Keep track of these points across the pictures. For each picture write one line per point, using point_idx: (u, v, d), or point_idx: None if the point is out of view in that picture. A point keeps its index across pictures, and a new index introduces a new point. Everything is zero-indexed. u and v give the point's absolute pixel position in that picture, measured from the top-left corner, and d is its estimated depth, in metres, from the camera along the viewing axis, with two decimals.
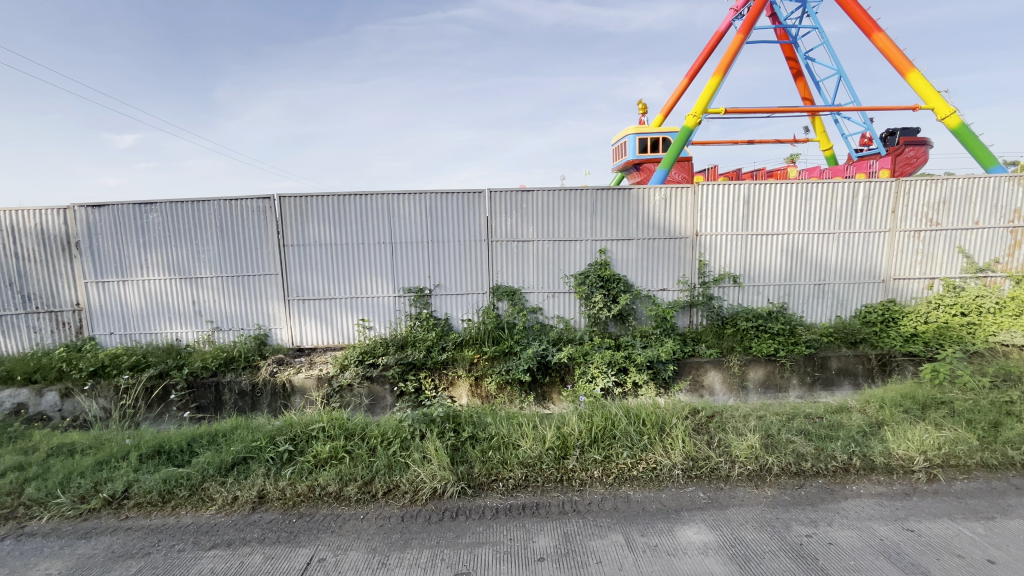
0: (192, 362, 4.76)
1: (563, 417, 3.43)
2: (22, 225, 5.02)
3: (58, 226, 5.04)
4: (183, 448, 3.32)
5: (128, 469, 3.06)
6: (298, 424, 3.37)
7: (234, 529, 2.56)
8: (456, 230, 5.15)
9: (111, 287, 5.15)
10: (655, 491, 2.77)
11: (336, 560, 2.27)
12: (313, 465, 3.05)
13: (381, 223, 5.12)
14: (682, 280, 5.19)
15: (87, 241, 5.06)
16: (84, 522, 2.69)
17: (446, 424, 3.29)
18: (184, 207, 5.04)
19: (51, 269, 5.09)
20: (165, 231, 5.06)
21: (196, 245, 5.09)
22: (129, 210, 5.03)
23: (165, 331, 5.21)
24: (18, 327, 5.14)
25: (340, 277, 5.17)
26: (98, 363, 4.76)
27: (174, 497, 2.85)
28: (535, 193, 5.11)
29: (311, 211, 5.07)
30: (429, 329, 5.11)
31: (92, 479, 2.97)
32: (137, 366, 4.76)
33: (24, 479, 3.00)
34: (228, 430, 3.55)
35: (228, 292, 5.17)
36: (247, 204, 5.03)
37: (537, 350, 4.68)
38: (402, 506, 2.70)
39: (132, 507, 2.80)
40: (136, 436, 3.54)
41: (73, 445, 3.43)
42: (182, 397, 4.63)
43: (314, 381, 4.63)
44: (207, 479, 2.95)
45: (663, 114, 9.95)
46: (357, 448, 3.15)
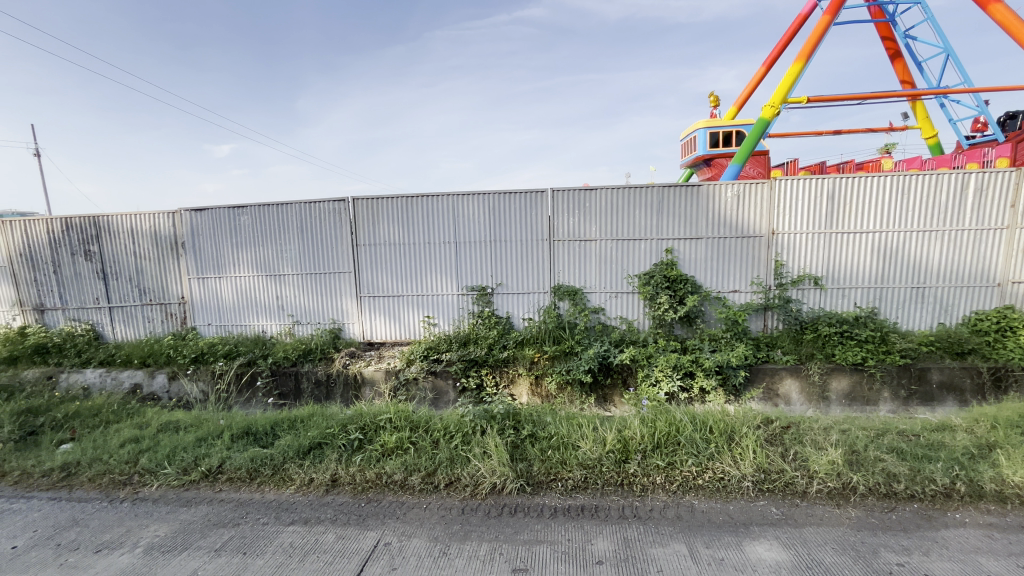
0: (276, 353, 5.20)
1: (624, 420, 3.36)
2: (140, 227, 5.72)
3: (167, 228, 5.68)
4: (268, 430, 3.63)
5: (221, 447, 3.39)
6: (368, 415, 3.57)
7: (311, 508, 2.76)
8: (518, 230, 5.19)
9: (209, 283, 5.72)
10: (722, 502, 2.64)
11: (401, 545, 2.37)
12: (380, 453, 3.21)
13: (446, 223, 5.28)
14: (756, 281, 4.89)
15: (191, 241, 5.66)
16: (185, 491, 3.02)
17: (506, 421, 3.35)
18: (270, 210, 5.49)
19: (162, 266, 5.77)
20: (254, 232, 5.54)
21: (281, 244, 5.53)
22: (224, 213, 5.56)
23: (253, 324, 5.71)
24: (136, 316, 5.89)
25: (408, 275, 5.40)
26: (199, 351, 5.31)
27: (259, 476, 3.12)
28: (598, 191, 5.04)
29: (381, 212, 5.33)
30: (490, 327, 5.21)
31: (192, 454, 3.33)
32: (229, 354, 5.27)
33: (138, 450, 3.42)
34: (306, 416, 3.82)
35: (307, 288, 5.56)
36: (325, 206, 5.38)
37: (599, 350, 4.60)
38: (463, 498, 2.78)
39: (225, 481, 3.11)
40: (228, 418, 3.91)
41: (177, 422, 3.86)
42: (267, 383, 5.05)
43: (382, 374, 4.88)
44: (288, 460, 3.20)
45: (737, 106, 9.40)
46: (421, 439, 3.28)
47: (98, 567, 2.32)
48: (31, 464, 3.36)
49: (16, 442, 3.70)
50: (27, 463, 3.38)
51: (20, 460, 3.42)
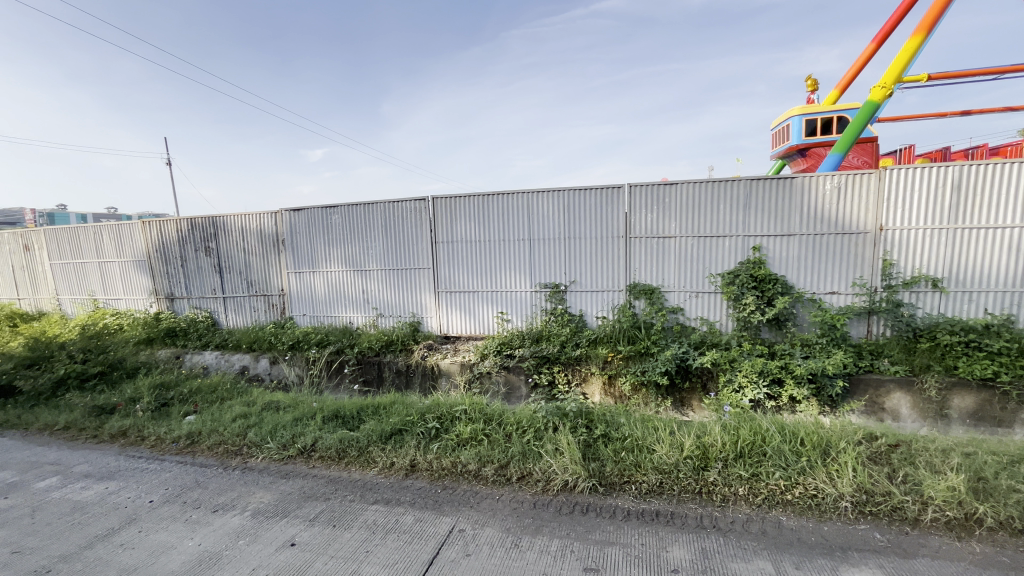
0: (361, 343, 5.57)
1: (704, 426, 3.20)
2: (248, 226, 6.39)
3: (271, 227, 6.29)
4: (355, 414, 3.91)
5: (314, 427, 3.70)
6: (444, 405, 3.72)
7: (392, 490, 2.93)
8: (593, 227, 5.12)
9: (305, 276, 6.25)
10: (815, 521, 2.43)
11: (475, 533, 2.45)
12: (456, 443, 3.33)
13: (521, 220, 5.34)
14: (859, 283, 4.42)
15: (290, 239, 6.22)
16: (285, 464, 3.35)
17: (578, 420, 3.34)
18: (358, 210, 5.88)
19: (266, 261, 6.40)
20: (344, 230, 5.97)
21: (367, 242, 5.90)
22: (319, 212, 6.04)
23: (342, 315, 6.16)
24: (245, 306, 6.59)
25: (484, 272, 5.53)
26: (296, 339, 5.84)
27: (347, 456, 3.37)
28: (678, 186, 4.83)
29: (459, 210, 5.50)
30: (563, 325, 5.19)
31: (290, 432, 3.67)
32: (321, 342, 5.74)
33: (246, 426, 3.84)
34: (388, 403, 4.07)
35: (390, 283, 5.89)
36: (407, 205, 5.67)
37: (676, 352, 4.42)
38: (534, 493, 2.81)
39: (317, 458, 3.40)
40: (320, 400, 4.27)
41: (278, 402, 4.28)
42: (353, 371, 5.43)
43: (457, 367, 5.05)
44: (372, 443, 3.43)
45: (839, 89, 8.53)
46: (494, 432, 3.37)
47: (215, 525, 2.64)
48: (164, 431, 3.90)
49: (151, 411, 4.30)
50: (160, 430, 3.93)
51: (155, 427, 3.97)
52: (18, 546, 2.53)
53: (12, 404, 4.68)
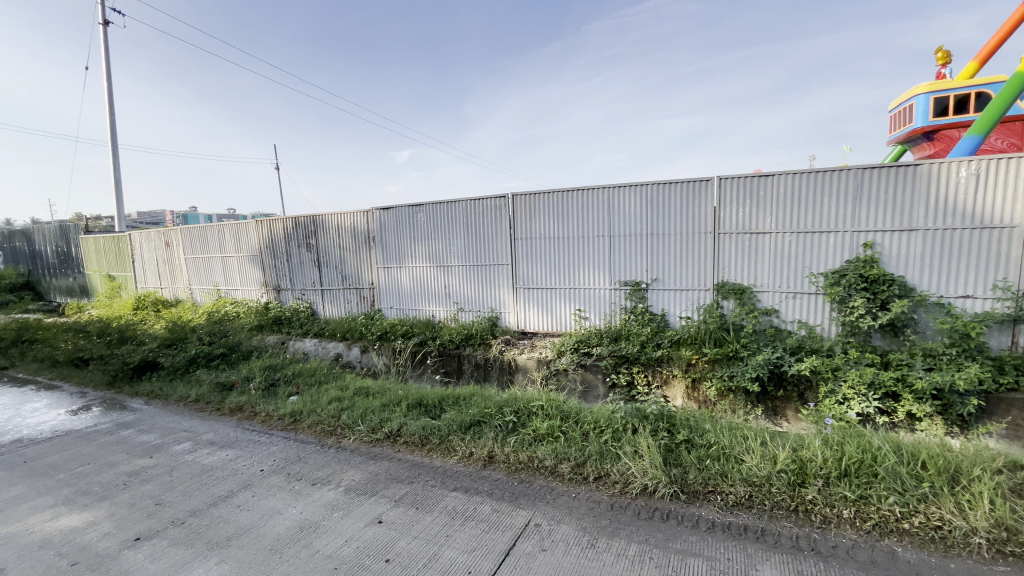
0: (443, 336, 5.81)
1: (801, 438, 2.94)
2: (344, 224, 6.91)
3: (363, 225, 6.76)
4: (437, 404, 4.09)
5: (400, 413, 3.93)
6: (521, 401, 3.78)
7: (471, 479, 3.03)
8: (677, 223, 4.90)
9: (392, 271, 6.64)
10: (938, 556, 2.13)
11: (550, 529, 2.46)
12: (532, 438, 3.36)
13: (601, 216, 5.24)
14: (1001, 285, 3.79)
15: (379, 236, 6.63)
16: (374, 447, 3.59)
17: (659, 423, 3.22)
18: (441, 208, 6.12)
19: (359, 256, 6.89)
20: (428, 228, 6.25)
21: (449, 239, 6.13)
22: (406, 211, 6.38)
23: (425, 309, 6.46)
24: (340, 298, 7.15)
25: (562, 269, 5.50)
26: (384, 330, 6.22)
27: (429, 443, 3.53)
28: (775, 177, 4.46)
29: (538, 207, 5.52)
30: (644, 324, 5.03)
31: (378, 417, 3.92)
32: (406, 334, 6.06)
33: (340, 408, 4.17)
34: (468, 395, 4.20)
35: (470, 279, 6.07)
36: (487, 203, 5.79)
37: (769, 357, 4.09)
38: (612, 494, 2.75)
39: (402, 442, 3.60)
40: (405, 389, 4.52)
41: (368, 389, 4.60)
42: (435, 362, 5.68)
43: (534, 362, 5.08)
44: (452, 432, 3.56)
45: (979, 61, 7.36)
46: (571, 430, 3.36)
47: (314, 496, 2.90)
48: (271, 409, 4.35)
49: (262, 390, 4.82)
50: (268, 407, 4.39)
51: (264, 405, 4.45)
52: (159, 499, 2.96)
53: (156, 377, 5.47)
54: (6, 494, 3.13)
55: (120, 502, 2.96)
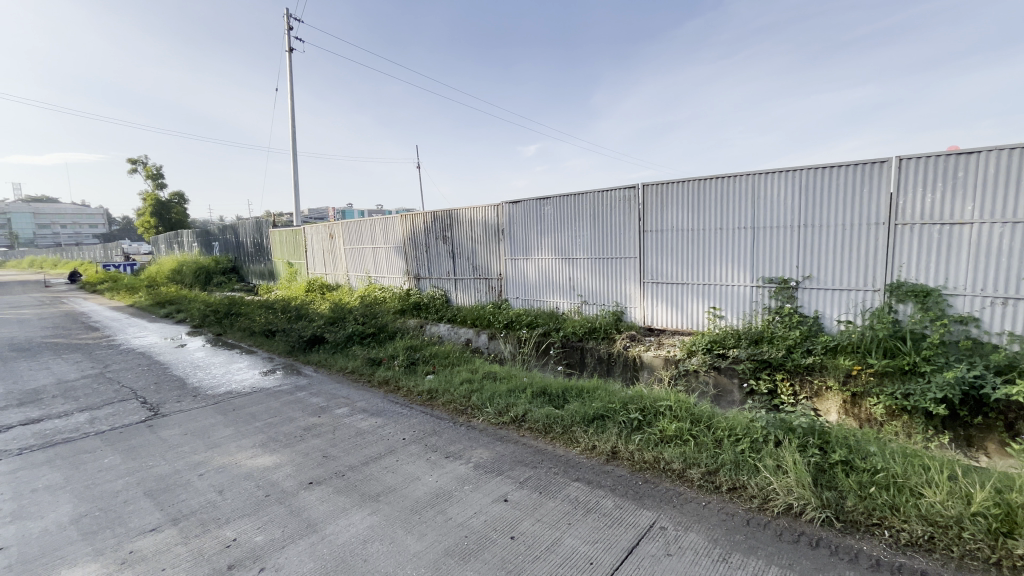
0: (566, 328, 5.85)
1: (1009, 478, 2.37)
2: (476, 218, 7.34)
3: (493, 218, 7.10)
4: (560, 394, 4.17)
5: (525, 400, 4.09)
6: (648, 399, 3.67)
7: (593, 472, 3.03)
8: (838, 212, 4.26)
9: (519, 263, 6.87)
10: None
11: (677, 534, 2.35)
12: (659, 439, 3.23)
13: (743, 206, 4.79)
14: None
15: (508, 229, 6.91)
16: (500, 429, 3.79)
17: (808, 438, 2.87)
18: (569, 200, 6.15)
19: (489, 248, 7.26)
20: (555, 220, 6.33)
21: (576, 231, 6.13)
22: (533, 204, 6.55)
23: (550, 300, 6.57)
24: (471, 287, 7.63)
25: (696, 264, 5.16)
26: (510, 319, 6.48)
27: (553, 431, 3.61)
28: (980, 155, 3.62)
29: (671, 197, 5.24)
30: (791, 327, 4.48)
31: (505, 401, 4.12)
32: (531, 324, 6.24)
33: (470, 390, 4.47)
34: (591, 388, 4.20)
35: (596, 271, 6.01)
36: (616, 194, 5.67)
37: (963, 374, 3.34)
38: (748, 509, 2.53)
39: (527, 428, 3.74)
40: (529, 377, 4.69)
41: (495, 374, 4.86)
42: (557, 353, 5.75)
43: (661, 361, 4.86)
44: (575, 424, 3.59)
45: None
46: (702, 435, 3.16)
47: (447, 468, 3.17)
48: (411, 384, 4.84)
49: (404, 367, 5.39)
50: (409, 383, 4.89)
51: (406, 380, 4.97)
52: (326, 452, 3.50)
53: (322, 349, 6.44)
54: (222, 433, 3.98)
55: (298, 451, 3.56)
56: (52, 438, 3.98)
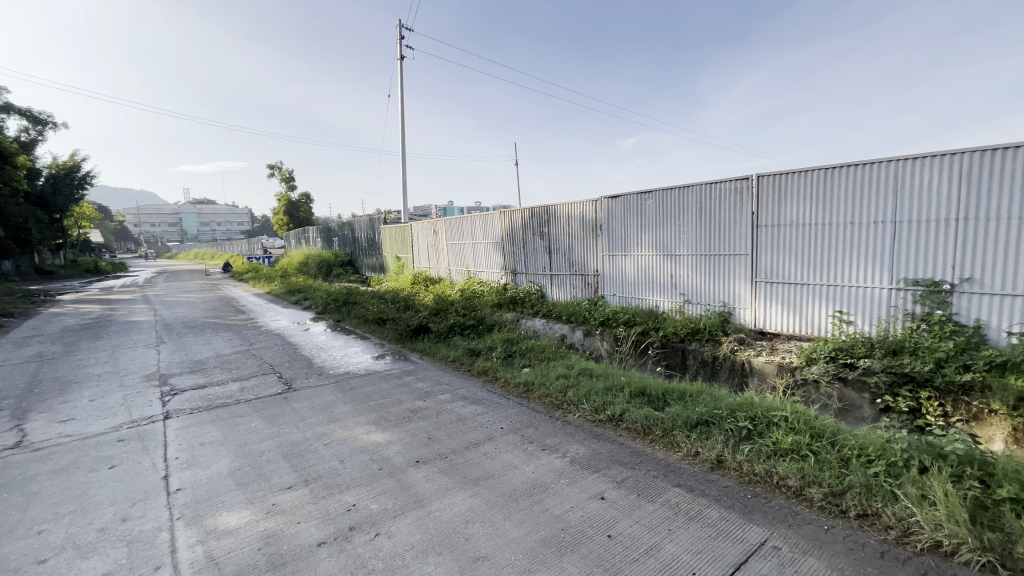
0: (666, 328, 5.62)
1: None
2: (574, 213, 7.33)
3: (592, 213, 7.03)
4: (660, 395, 4.03)
5: (622, 399, 4.01)
6: (759, 408, 3.40)
7: (696, 479, 2.89)
8: (1010, 202, 3.57)
9: (617, 259, 6.72)
10: None
11: (794, 557, 2.16)
12: (771, 451, 2.98)
13: (882, 197, 4.20)
14: None
15: (607, 224, 6.80)
16: (597, 426, 3.76)
17: (964, 468, 2.46)
18: (673, 194, 5.87)
19: (586, 244, 7.21)
20: (657, 215, 6.09)
21: (679, 226, 5.85)
22: (634, 199, 6.36)
23: (649, 298, 6.34)
24: (567, 282, 7.63)
25: (820, 262, 4.64)
26: (607, 316, 6.37)
27: (651, 433, 3.50)
28: None
29: (791, 188, 4.76)
30: (942, 337, 3.83)
31: (601, 399, 4.08)
32: (628, 322, 6.08)
33: (566, 385, 4.49)
34: (694, 391, 4.01)
35: (701, 269, 5.68)
36: (726, 186, 5.30)
37: None
38: (882, 540, 2.23)
39: (624, 427, 3.67)
40: (627, 375, 4.59)
41: (591, 370, 4.83)
42: (656, 353, 5.54)
43: (774, 367, 4.46)
44: (676, 427, 3.45)
45: None
46: (824, 452, 2.87)
47: (544, 460, 3.22)
48: (509, 376, 4.99)
49: (502, 359, 5.56)
50: (507, 375, 5.04)
51: (504, 372, 5.13)
52: (430, 434, 3.74)
53: (426, 338, 6.87)
54: (342, 409, 4.44)
55: (406, 430, 3.86)
56: (213, 402, 4.74)
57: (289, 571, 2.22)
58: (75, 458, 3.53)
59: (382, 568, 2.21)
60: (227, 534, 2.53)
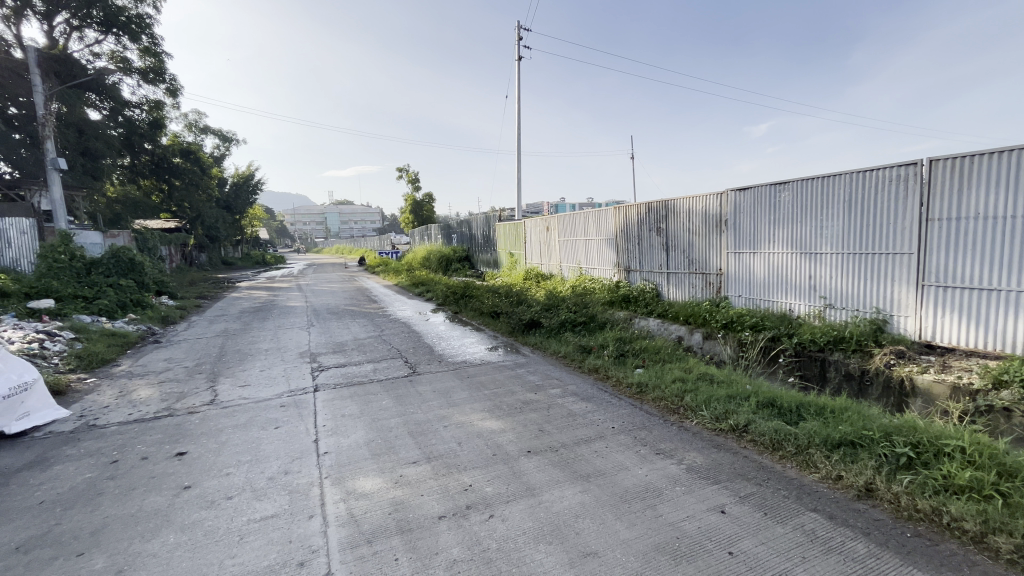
0: (802, 334, 5.03)
1: None
2: (696, 208, 6.90)
3: (716, 208, 6.56)
4: (793, 409, 3.65)
5: (748, 408, 3.70)
6: (924, 433, 2.89)
7: (837, 506, 2.56)
8: None
9: (744, 257, 6.18)
10: None
11: None
12: (940, 487, 2.52)
13: None
14: None
15: (733, 219, 6.29)
16: (717, 436, 3.52)
17: None
18: (816, 184, 5.23)
19: (708, 240, 6.75)
20: (794, 208, 5.47)
21: (822, 220, 5.18)
22: (767, 190, 5.79)
23: (782, 301, 5.72)
24: (685, 281, 7.22)
25: (1015, 262, 3.72)
26: (730, 319, 5.91)
27: (782, 449, 3.19)
28: None
29: (976, 172, 3.92)
30: None
31: (723, 406, 3.81)
32: (756, 326, 5.57)
33: (683, 389, 4.26)
34: (837, 408, 3.56)
35: (848, 269, 4.96)
36: (885, 173, 4.56)
37: None
38: None
39: (750, 440, 3.38)
40: (754, 384, 4.22)
41: (712, 376, 4.52)
42: (789, 362, 5.01)
43: (945, 388, 3.74)
44: (813, 446, 3.09)
45: None
46: (1017, 496, 2.35)
47: (658, 464, 3.11)
48: (621, 375, 4.89)
49: (614, 358, 5.46)
50: (619, 374, 4.94)
51: (616, 371, 5.04)
52: (542, 426, 3.83)
53: (538, 333, 7.01)
54: (460, 395, 4.73)
55: (519, 421, 3.99)
56: (352, 379, 5.38)
57: (414, 537, 2.45)
58: (250, 417, 4.27)
59: (496, 548, 2.33)
60: (364, 496, 2.87)
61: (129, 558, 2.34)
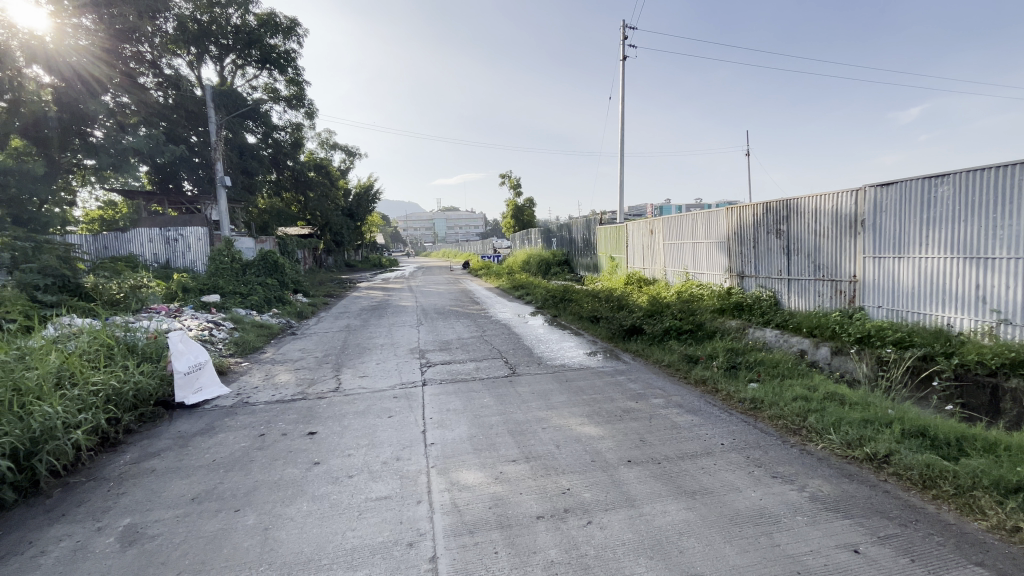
0: (966, 353, 4.24)
1: None
2: (825, 207, 6.17)
3: (851, 206, 5.80)
4: (950, 442, 3.11)
5: (889, 437, 3.22)
6: None
7: (1014, 564, 2.11)
8: None
9: (886, 263, 5.38)
10: None
11: None
12: None
13: None
14: None
15: (872, 218, 5.51)
16: (849, 464, 3.11)
17: None
18: (986, 175, 4.39)
19: (840, 243, 5.99)
20: (955, 205, 4.64)
21: (993, 219, 4.33)
22: (919, 185, 5.00)
23: (934, 315, 4.86)
24: (811, 290, 6.49)
25: None
26: (865, 333, 5.18)
27: (935, 488, 2.72)
28: None
29: None
30: None
31: (857, 431, 3.36)
32: (901, 342, 4.81)
33: (806, 408, 3.84)
34: (1016, 446, 2.95)
35: None
36: None
37: None
38: None
39: (891, 473, 2.94)
40: (897, 408, 3.66)
41: (843, 396, 4.00)
42: (946, 387, 4.26)
43: None
44: (979, 488, 2.60)
45: None
46: None
47: (775, 489, 2.83)
48: (732, 389, 4.54)
49: (724, 370, 5.08)
50: (729, 387, 4.60)
51: (726, 384, 4.68)
52: (643, 437, 3.69)
53: (640, 340, 6.79)
54: (559, 398, 4.74)
55: (618, 429, 3.89)
56: (456, 376, 5.68)
57: (513, 533, 2.51)
58: (368, 405, 4.71)
59: (594, 555, 2.30)
60: (466, 488, 3.01)
61: (272, 518, 2.71)
